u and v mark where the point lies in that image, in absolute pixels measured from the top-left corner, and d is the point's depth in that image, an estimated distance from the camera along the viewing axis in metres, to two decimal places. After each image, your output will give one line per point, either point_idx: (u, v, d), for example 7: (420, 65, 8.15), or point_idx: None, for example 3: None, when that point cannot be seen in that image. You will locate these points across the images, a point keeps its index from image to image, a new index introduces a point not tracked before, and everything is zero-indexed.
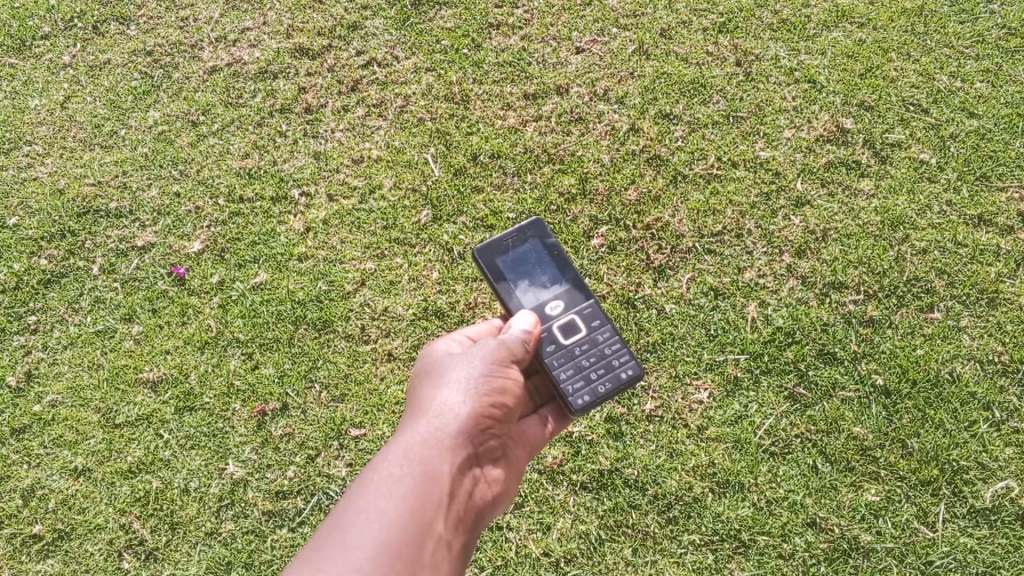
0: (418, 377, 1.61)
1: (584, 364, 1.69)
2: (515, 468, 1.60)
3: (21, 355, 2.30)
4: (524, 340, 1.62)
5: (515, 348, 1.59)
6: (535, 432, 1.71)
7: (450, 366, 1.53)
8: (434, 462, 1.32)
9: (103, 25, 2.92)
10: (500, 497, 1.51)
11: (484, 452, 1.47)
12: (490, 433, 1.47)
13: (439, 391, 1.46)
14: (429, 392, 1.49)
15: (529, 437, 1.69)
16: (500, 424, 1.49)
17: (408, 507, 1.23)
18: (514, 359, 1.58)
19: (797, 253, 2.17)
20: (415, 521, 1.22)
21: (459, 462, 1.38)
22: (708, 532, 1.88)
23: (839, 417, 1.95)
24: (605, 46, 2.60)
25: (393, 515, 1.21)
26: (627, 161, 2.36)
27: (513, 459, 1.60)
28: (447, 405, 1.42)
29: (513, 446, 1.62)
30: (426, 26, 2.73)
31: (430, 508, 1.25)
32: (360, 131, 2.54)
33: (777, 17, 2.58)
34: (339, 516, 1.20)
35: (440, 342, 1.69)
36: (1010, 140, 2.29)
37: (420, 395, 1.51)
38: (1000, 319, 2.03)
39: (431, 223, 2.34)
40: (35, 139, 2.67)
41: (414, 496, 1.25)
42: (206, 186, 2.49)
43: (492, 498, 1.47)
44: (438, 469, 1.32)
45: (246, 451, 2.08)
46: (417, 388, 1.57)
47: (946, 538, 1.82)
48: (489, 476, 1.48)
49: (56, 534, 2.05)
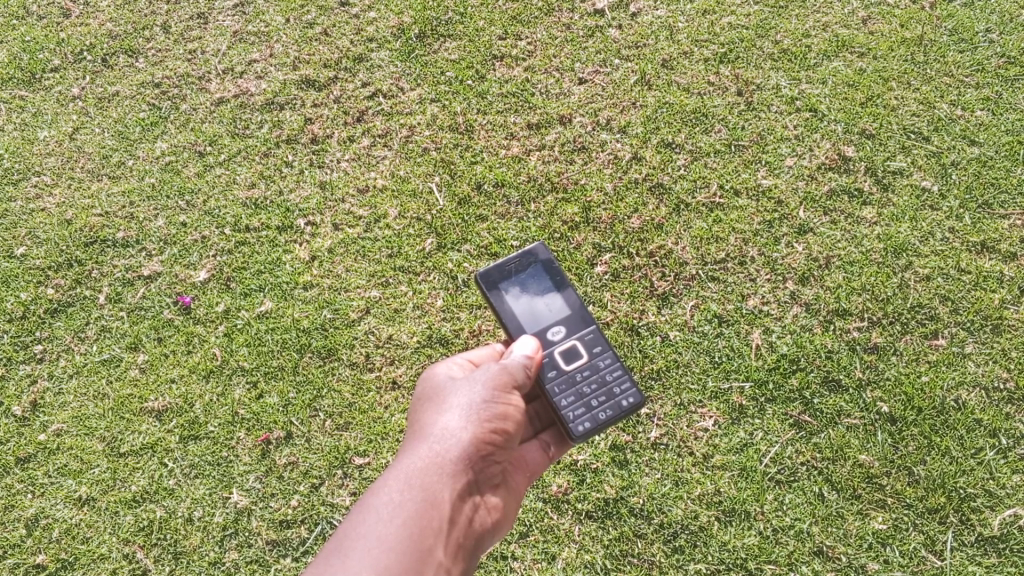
0: (420, 399, 1.62)
1: (585, 392, 1.69)
2: (515, 493, 1.61)
3: (27, 384, 2.30)
4: (525, 364, 1.61)
5: (517, 372, 1.57)
6: (537, 455, 1.71)
7: (451, 390, 1.53)
8: (434, 488, 1.35)
9: (113, 58, 2.98)
10: (500, 522, 1.53)
11: (484, 477, 1.48)
12: (491, 458, 1.47)
13: (440, 416, 1.46)
14: (430, 415, 1.50)
15: (530, 461, 1.69)
16: (501, 449, 1.49)
17: (407, 533, 1.27)
18: (516, 383, 1.57)
19: (801, 281, 2.18)
20: (414, 548, 1.26)
21: (459, 487, 1.39)
22: (714, 561, 1.87)
23: (845, 444, 1.95)
24: (608, 77, 2.65)
25: (392, 541, 1.24)
26: (630, 190, 2.39)
27: (514, 483, 1.61)
28: (448, 429, 1.43)
29: (512, 470, 1.63)
30: (431, 58, 2.79)
31: (430, 536, 1.29)
32: (365, 161, 2.57)
33: (778, 47, 2.62)
34: (341, 541, 1.25)
35: (442, 364, 1.70)
36: (1011, 167, 2.31)
37: (421, 418, 1.52)
38: (1005, 345, 2.04)
39: (436, 251, 2.36)
40: (44, 170, 2.71)
41: (414, 522, 1.29)
42: (213, 217, 2.52)
43: (492, 523, 1.49)
44: (438, 495, 1.34)
45: (250, 480, 2.08)
46: (419, 410, 1.58)
47: (955, 566, 1.81)
48: (489, 502, 1.49)
49: (60, 565, 2.04)
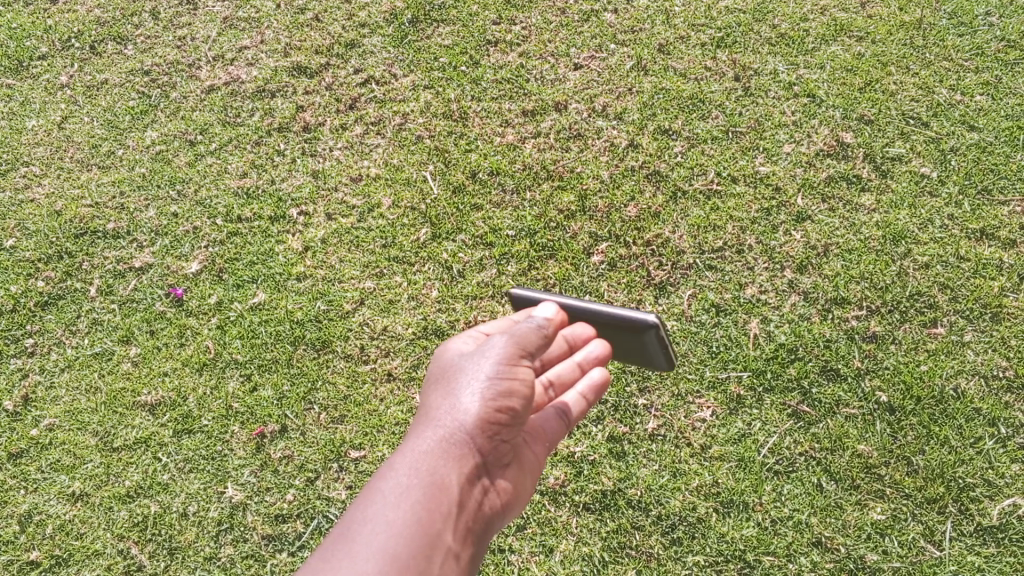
0: (431, 378, 1.58)
1: (618, 344, 1.70)
2: (532, 468, 1.56)
3: (19, 378, 2.28)
4: (540, 331, 1.53)
5: (531, 341, 1.50)
6: (556, 426, 1.63)
7: (460, 368, 1.48)
8: (441, 472, 1.31)
9: (101, 45, 2.93)
10: (513, 502, 1.49)
11: (496, 456, 1.44)
12: (501, 437, 1.43)
13: (449, 396, 1.42)
14: (439, 395, 1.46)
15: (548, 432, 1.62)
16: (512, 426, 1.44)
17: (414, 519, 1.24)
18: (528, 353, 1.50)
19: (799, 269, 2.16)
20: (420, 535, 1.22)
21: (467, 470, 1.35)
22: (712, 553, 1.86)
23: (843, 434, 1.94)
24: (603, 62, 2.60)
25: (398, 528, 1.21)
26: (627, 177, 2.36)
27: (529, 459, 1.55)
28: (455, 409, 1.38)
29: (531, 442, 1.57)
30: (424, 44, 2.73)
31: (438, 521, 1.26)
32: (358, 149, 2.53)
33: (775, 32, 2.58)
34: (346, 527, 1.22)
35: (454, 339, 1.66)
36: (1012, 153, 2.28)
37: (429, 399, 1.48)
38: (1004, 333, 2.02)
39: (430, 241, 2.33)
40: (32, 160, 2.67)
41: (419, 509, 1.25)
42: (204, 207, 2.48)
43: (503, 504, 1.45)
44: (444, 480, 1.30)
45: (245, 474, 2.06)
46: (428, 390, 1.54)
47: (954, 557, 1.80)
48: (501, 482, 1.45)
49: (54, 561, 2.02)
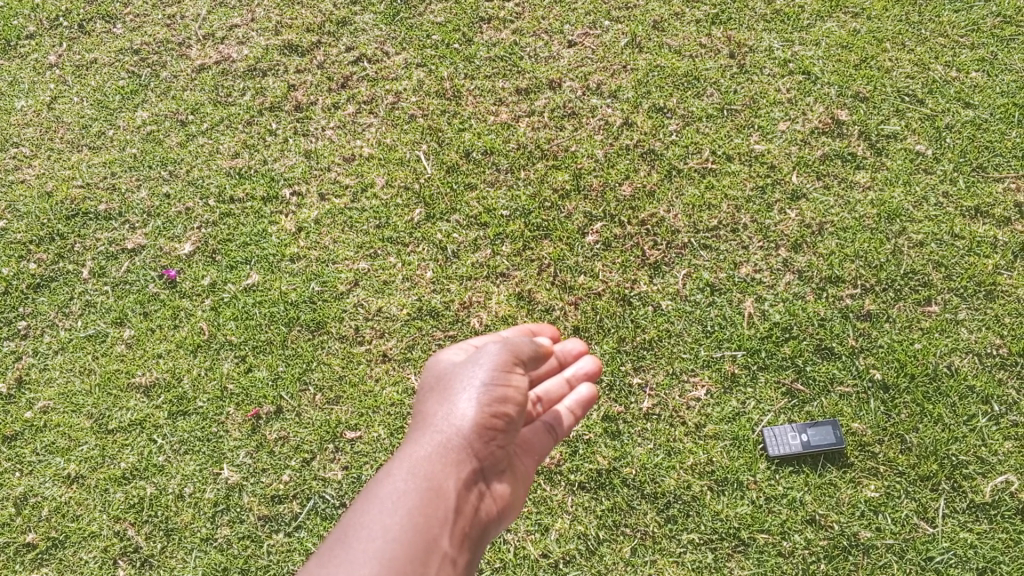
0: (425, 390, 1.63)
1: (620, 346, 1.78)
2: (524, 481, 1.60)
3: (12, 361, 2.27)
4: (530, 347, 1.61)
5: (521, 355, 1.58)
6: (543, 438, 1.66)
7: (453, 380, 1.54)
8: (438, 478, 1.35)
9: (89, 23, 2.87)
10: (507, 512, 1.52)
11: (491, 465, 1.47)
12: (495, 447, 1.47)
13: (444, 405, 1.48)
14: (433, 405, 1.51)
15: (535, 444, 1.64)
16: (505, 435, 1.49)
17: (412, 523, 1.27)
18: (519, 367, 1.57)
19: (794, 248, 2.15)
20: (418, 538, 1.25)
21: (463, 476, 1.40)
22: (707, 531, 1.87)
23: (837, 412, 1.95)
24: (597, 39, 2.57)
25: (397, 531, 1.24)
26: (621, 156, 2.34)
27: (521, 468, 1.58)
28: (451, 417, 1.44)
29: (521, 456, 1.62)
30: (416, 21, 2.69)
31: (435, 525, 1.29)
32: (351, 128, 2.50)
33: (771, 8, 2.54)
34: (346, 530, 1.26)
35: (444, 357, 1.72)
36: (1007, 130, 2.27)
37: (424, 409, 1.53)
38: (998, 311, 2.02)
39: (424, 221, 2.31)
40: (22, 141, 2.63)
41: (417, 513, 1.28)
42: (196, 187, 2.46)
43: (498, 511, 1.48)
44: (440, 485, 1.34)
45: (241, 455, 2.07)
46: (422, 401, 1.59)
47: (946, 533, 1.82)
48: (496, 492, 1.48)
49: (51, 542, 2.03)
